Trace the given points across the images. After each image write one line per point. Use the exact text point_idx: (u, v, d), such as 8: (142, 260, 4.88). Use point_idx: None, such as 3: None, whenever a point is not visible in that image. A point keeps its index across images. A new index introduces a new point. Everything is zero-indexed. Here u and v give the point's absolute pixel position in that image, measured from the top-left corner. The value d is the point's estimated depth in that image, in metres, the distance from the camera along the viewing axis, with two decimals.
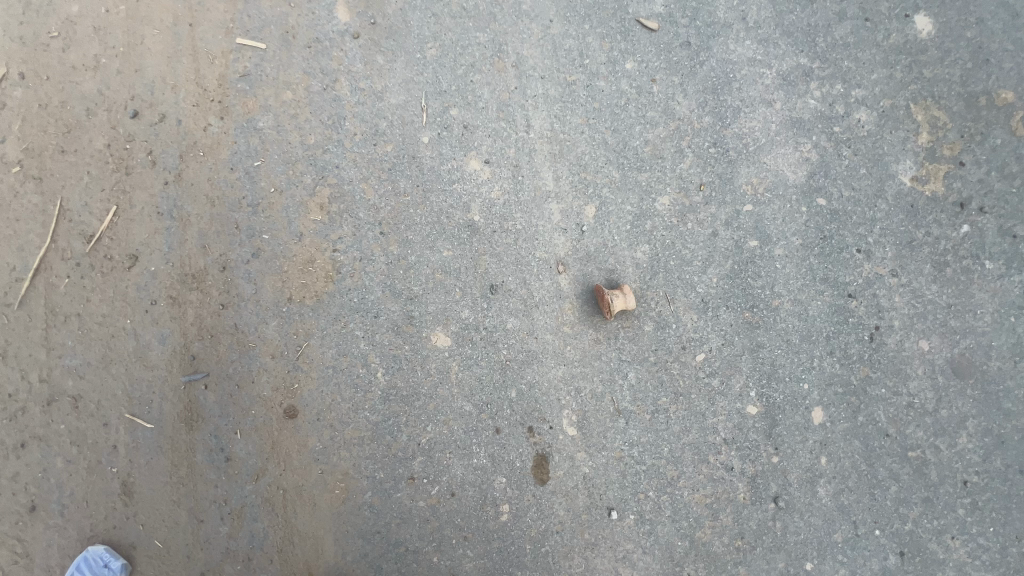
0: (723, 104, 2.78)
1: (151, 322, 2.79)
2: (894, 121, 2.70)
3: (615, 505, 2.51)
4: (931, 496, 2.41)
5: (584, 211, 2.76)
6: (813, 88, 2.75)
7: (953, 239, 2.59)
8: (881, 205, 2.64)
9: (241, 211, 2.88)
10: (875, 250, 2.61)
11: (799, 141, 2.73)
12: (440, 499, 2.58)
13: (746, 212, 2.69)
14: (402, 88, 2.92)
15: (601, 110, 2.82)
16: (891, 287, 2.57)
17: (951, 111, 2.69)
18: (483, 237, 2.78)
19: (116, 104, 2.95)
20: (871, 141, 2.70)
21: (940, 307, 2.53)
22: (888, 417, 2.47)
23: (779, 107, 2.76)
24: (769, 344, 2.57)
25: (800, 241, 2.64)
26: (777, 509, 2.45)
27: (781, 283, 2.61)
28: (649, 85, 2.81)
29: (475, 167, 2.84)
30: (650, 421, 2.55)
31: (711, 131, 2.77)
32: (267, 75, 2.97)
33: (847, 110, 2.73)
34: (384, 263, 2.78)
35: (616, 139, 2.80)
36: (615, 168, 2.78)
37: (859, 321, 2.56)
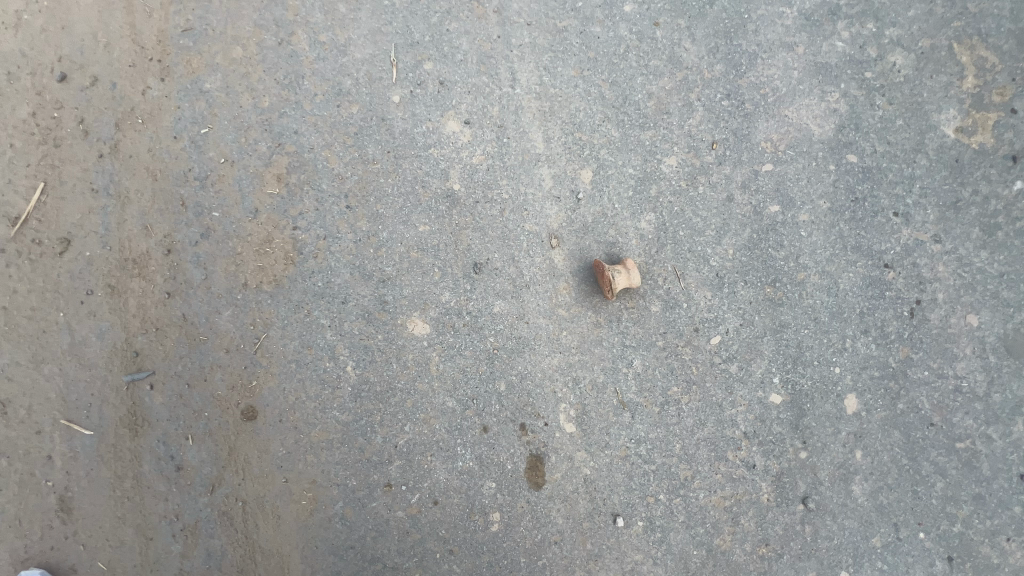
0: (737, 50, 2.41)
1: (87, 315, 2.44)
2: (934, 64, 2.34)
3: (621, 510, 2.20)
4: (982, 492, 2.10)
5: (580, 175, 2.40)
6: (841, 28, 2.39)
7: (1004, 198, 2.25)
8: (920, 161, 2.30)
9: (187, 185, 2.52)
10: (915, 212, 2.27)
11: (826, 90, 2.37)
12: (422, 508, 2.26)
13: (765, 173, 2.34)
14: (368, 40, 2.53)
15: (597, 60, 2.45)
16: (934, 254, 2.23)
17: (1000, 51, 2.33)
18: (465, 209, 2.42)
19: (40, 66, 2.56)
20: (908, 88, 2.34)
21: (991, 276, 2.20)
22: (932, 403, 2.15)
23: (801, 51, 2.39)
24: (795, 323, 2.24)
25: (829, 205, 2.30)
26: (806, 511, 2.14)
27: (808, 253, 2.28)
28: (651, 30, 2.44)
29: (454, 129, 2.48)
30: (659, 415, 2.23)
31: (724, 81, 2.41)
32: (212, 29, 2.57)
33: (879, 53, 2.37)
34: (352, 241, 2.44)
35: (615, 93, 2.43)
36: (615, 126, 2.42)
37: (897, 295, 2.22)
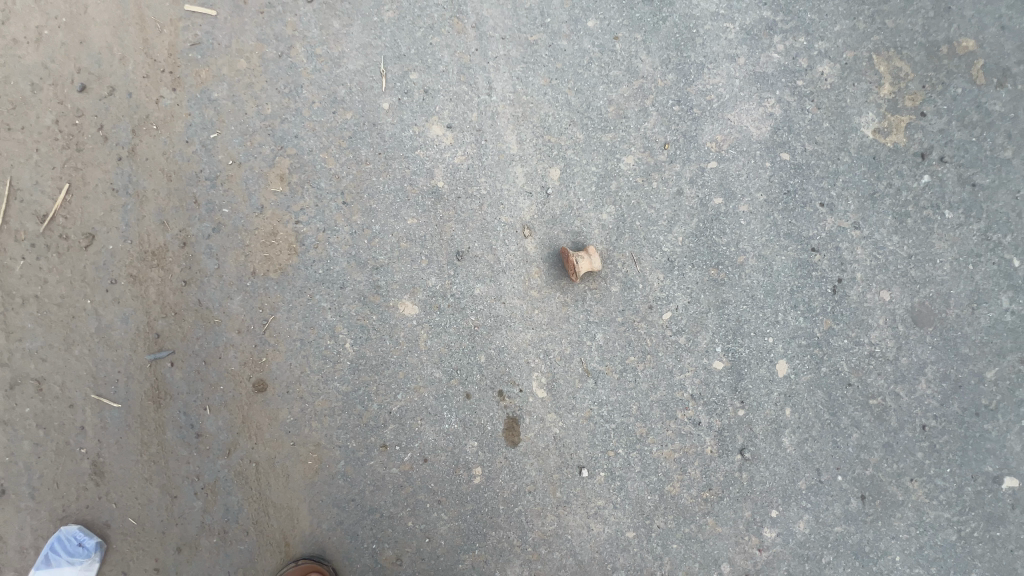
0: (686, 60, 2.74)
1: (112, 302, 2.73)
2: (856, 73, 2.68)
3: (585, 463, 2.55)
4: (891, 441, 2.47)
5: (549, 173, 2.73)
6: (776, 42, 2.72)
7: (913, 190, 2.60)
8: (843, 158, 2.64)
9: (199, 184, 2.82)
10: (838, 203, 2.62)
11: (763, 96, 2.71)
12: (413, 465, 2.59)
13: (710, 169, 2.68)
14: (360, 53, 2.83)
15: (563, 70, 2.77)
16: (853, 239, 2.59)
17: (912, 61, 2.67)
18: (448, 204, 2.75)
19: (62, 78, 2.83)
20: (834, 94, 2.68)
21: (901, 258, 2.56)
22: (851, 366, 2.51)
23: (742, 61, 2.72)
24: (735, 300, 2.58)
25: (764, 197, 2.64)
26: (743, 460, 2.50)
27: (746, 240, 2.62)
28: (612, 43, 2.76)
29: (438, 132, 2.79)
30: (618, 380, 2.57)
31: (675, 89, 2.74)
32: (218, 43, 2.86)
33: (810, 63, 2.71)
34: (349, 233, 2.75)
35: (580, 100, 2.76)
36: (580, 129, 2.75)
37: (822, 275, 2.58)
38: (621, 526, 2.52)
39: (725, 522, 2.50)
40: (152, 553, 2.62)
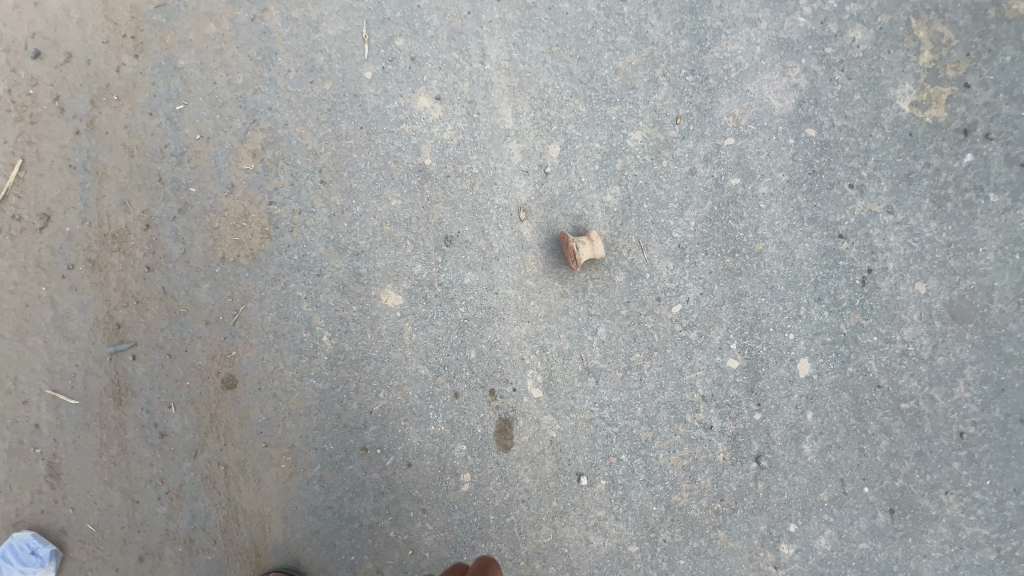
0: (701, 25, 2.46)
1: (69, 289, 2.50)
2: (892, 40, 2.40)
3: (584, 470, 2.32)
4: (924, 449, 2.22)
5: (547, 149, 2.47)
6: (803, 4, 2.43)
7: (954, 170, 2.33)
8: (876, 135, 2.37)
9: (165, 161, 2.57)
10: (869, 184, 2.35)
11: (787, 65, 2.43)
12: (396, 470, 2.37)
13: (726, 146, 2.41)
14: (340, 17, 2.56)
15: (565, 36, 2.49)
16: (886, 225, 2.32)
17: (955, 26, 2.38)
18: (436, 183, 2.49)
19: (15, 43, 2.58)
20: (867, 63, 2.40)
21: (939, 246, 2.29)
22: (880, 366, 2.26)
23: (765, 26, 2.44)
24: (752, 292, 2.33)
25: (787, 178, 2.38)
26: (759, 469, 2.27)
27: (766, 225, 2.36)
28: (619, 5, 2.48)
29: (425, 105, 2.53)
30: (622, 379, 2.33)
31: (689, 57, 2.46)
32: (185, 5, 2.59)
33: (840, 29, 2.42)
34: (327, 215, 2.50)
35: (582, 69, 2.48)
36: (582, 101, 2.48)
37: (850, 264, 2.32)
38: (623, 539, 2.30)
39: (738, 537, 2.27)
40: (113, 562, 2.42)
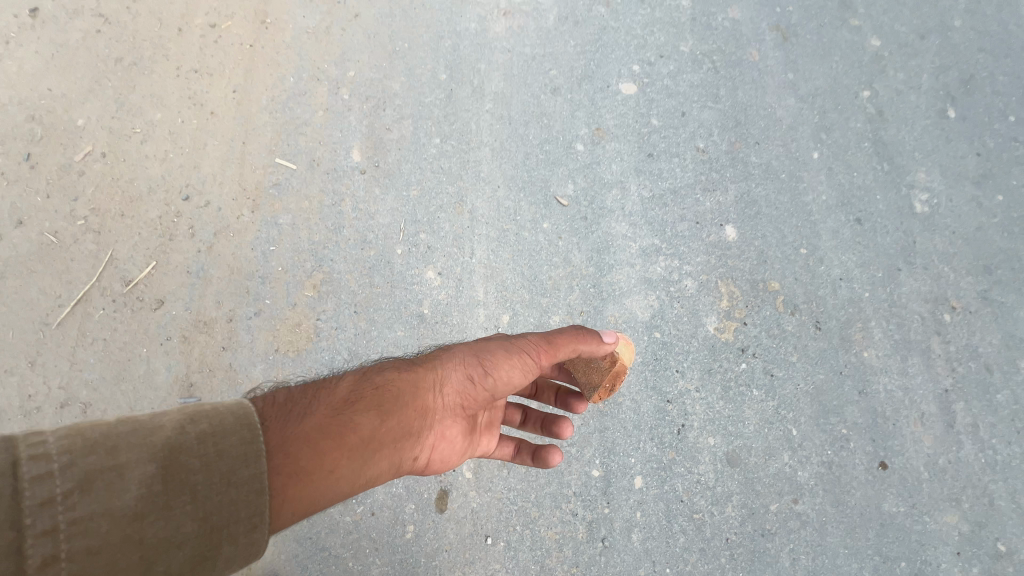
0: (603, 260, 4.19)
1: (163, 353, 3.88)
2: (707, 290, 4.16)
3: (492, 532, 3.62)
4: (704, 546, 3.65)
5: (501, 317, 4.05)
6: (660, 260, 4.22)
7: (736, 371, 3.95)
8: (694, 342, 4.01)
9: (253, 280, 4.00)
10: (687, 372, 3.92)
11: (648, 293, 4.13)
12: (363, 516, 3.65)
13: (608, 335, 4.00)
14: (389, 213, 4.21)
15: (523, 251, 4.18)
16: (695, 398, 3.86)
17: (741, 289, 4.19)
18: (429, 325, 3.98)
19: (172, 188, 4.14)
20: (692, 300, 4.13)
21: (723, 416, 3.84)
22: (682, 487, 3.70)
23: (638, 268, 4.19)
24: (612, 428, 3.77)
25: (641, 360, 3.96)
26: (603, 546, 3.63)
27: (626, 386, 3.85)
28: (557, 240, 4.21)
29: (431, 276, 4.08)
30: (524, 472, 3.66)
31: (593, 277, 4.16)
32: (293, 187, 4.22)
33: (679, 277, 4.18)
34: (354, 334, 3.94)
35: (530, 273, 4.13)
36: (527, 291, 4.08)
37: (671, 419, 3.81)
38: None
39: None
40: None
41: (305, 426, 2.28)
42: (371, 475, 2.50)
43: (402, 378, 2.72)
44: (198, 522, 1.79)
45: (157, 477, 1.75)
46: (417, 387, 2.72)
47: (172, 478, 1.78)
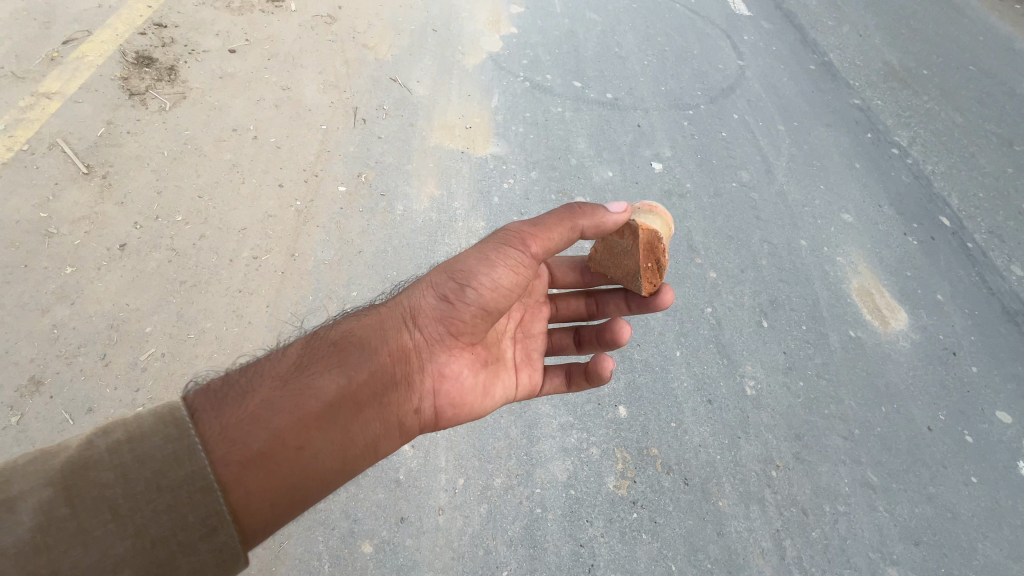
0: (532, 433, 5.89)
1: None
2: (606, 455, 5.85)
3: None
4: None
5: (458, 480, 5.52)
6: (573, 433, 5.95)
7: (629, 519, 5.48)
8: (598, 497, 5.57)
9: None
10: (594, 521, 5.43)
11: (564, 458, 5.78)
12: None
13: (536, 492, 5.53)
14: None
15: (474, 428, 5.84)
16: (600, 541, 5.33)
17: (630, 453, 5.90)
18: (403, 488, 5.40)
19: None
20: (596, 463, 5.78)
21: (621, 555, 5.28)
22: None
23: (557, 439, 5.89)
24: (541, 568, 5.12)
25: (561, 512, 5.45)
26: None
27: (549, 534, 5.31)
28: (499, 419, 5.93)
29: (406, 448, 5.62)
30: None
31: (525, 447, 5.79)
32: None
33: (586, 446, 5.88)
34: (346, 496, 5.28)
35: (479, 444, 5.74)
36: (477, 459, 5.65)
37: (584, 559, 5.22)
38: None
39: None
40: None
41: (249, 411, 3.58)
42: (312, 463, 3.63)
43: (374, 322, 4.41)
44: (132, 537, 2.93)
45: (125, 480, 3.01)
46: (381, 326, 4.36)
47: (119, 494, 2.98)
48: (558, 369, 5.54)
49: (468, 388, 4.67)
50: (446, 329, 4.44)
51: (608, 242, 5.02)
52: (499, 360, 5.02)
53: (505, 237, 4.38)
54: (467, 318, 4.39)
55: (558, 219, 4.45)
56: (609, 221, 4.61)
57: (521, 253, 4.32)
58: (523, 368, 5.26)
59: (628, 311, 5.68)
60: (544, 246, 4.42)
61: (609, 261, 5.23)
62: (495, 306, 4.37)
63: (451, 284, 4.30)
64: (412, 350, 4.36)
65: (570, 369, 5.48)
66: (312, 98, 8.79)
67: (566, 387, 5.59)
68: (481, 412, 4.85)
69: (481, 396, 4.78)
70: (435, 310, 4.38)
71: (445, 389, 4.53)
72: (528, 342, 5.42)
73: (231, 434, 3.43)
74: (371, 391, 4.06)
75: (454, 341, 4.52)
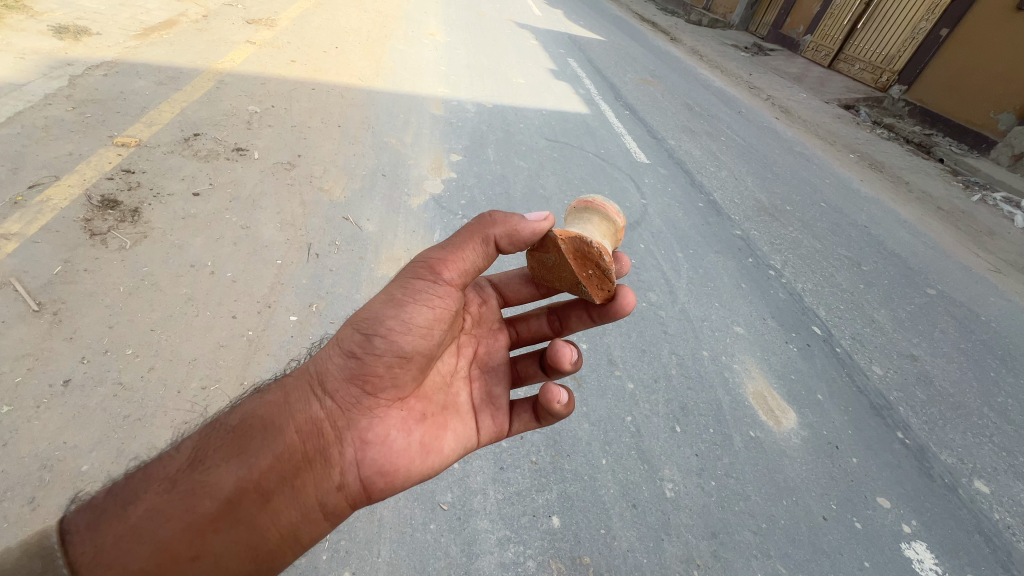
0: (470, 550, 6.19)
1: None
2: (542, 567, 6.20)
3: None
4: None
5: None
6: (509, 546, 6.32)
7: None
8: None
9: None
10: None
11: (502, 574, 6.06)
12: None
13: None
14: None
15: (414, 548, 6.08)
16: None
17: (564, 563, 6.28)
18: None
19: None
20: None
21: None
22: None
23: (495, 554, 6.21)
24: None
25: None
26: None
27: None
28: (438, 537, 6.23)
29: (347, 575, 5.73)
30: None
31: (464, 564, 6.06)
32: None
33: (523, 559, 6.22)
34: None
35: (419, 565, 5.96)
36: None
37: None
38: None
39: None
40: None
41: (136, 521, 3.88)
42: (215, 555, 3.93)
43: (278, 400, 4.57)
44: None
45: None
46: (286, 403, 4.53)
47: None
48: (525, 405, 5.80)
49: (395, 451, 4.77)
50: (361, 388, 4.61)
51: (540, 258, 5.18)
52: (448, 407, 5.30)
53: (414, 268, 4.69)
54: (380, 369, 4.57)
55: (463, 243, 4.77)
56: (522, 228, 4.82)
57: (431, 281, 4.65)
58: (483, 411, 5.61)
59: (591, 321, 6.05)
60: (454, 272, 4.79)
61: (551, 277, 5.36)
62: (407, 348, 4.58)
63: (357, 339, 4.51)
64: (321, 421, 4.51)
65: (542, 355, 6.14)
66: (269, 235, 9.75)
67: (536, 421, 5.82)
68: (429, 472, 5.00)
69: (421, 461, 4.94)
70: (340, 381, 4.58)
71: (377, 451, 4.70)
72: (485, 380, 5.71)
73: (108, 557, 3.74)
74: (277, 477, 4.24)
75: (373, 401, 4.68)
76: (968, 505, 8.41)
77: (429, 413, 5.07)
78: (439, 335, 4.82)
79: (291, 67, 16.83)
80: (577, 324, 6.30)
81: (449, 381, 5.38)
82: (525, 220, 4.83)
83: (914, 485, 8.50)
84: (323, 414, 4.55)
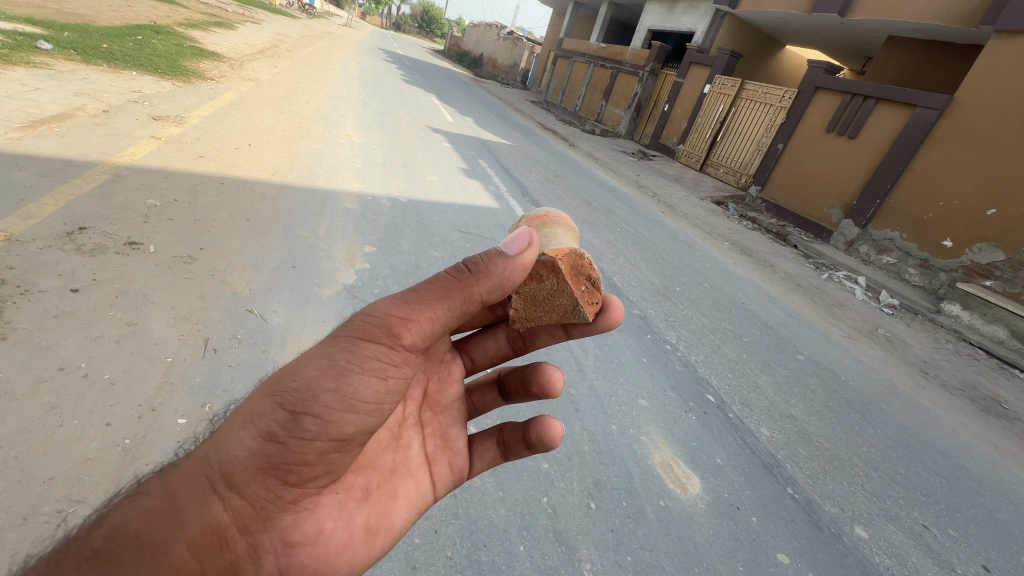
0: None
1: None
2: None
3: None
4: None
5: None
6: None
7: None
8: None
9: None
10: None
11: None
12: None
13: None
14: None
15: None
16: None
17: None
18: None
19: None
20: None
21: None
22: None
23: None
24: None
25: None
26: None
27: None
28: None
29: None
30: None
31: None
32: None
33: None
34: None
35: None
36: None
37: None
38: None
39: None
40: None
41: None
42: None
43: (164, 503, 3.86)
44: None
45: None
46: (177, 509, 3.83)
47: None
48: (492, 442, 6.10)
49: (333, 547, 4.51)
50: (284, 479, 4.05)
51: (529, 294, 5.42)
52: (398, 469, 5.23)
53: (367, 328, 4.20)
54: (310, 456, 4.05)
55: (428, 302, 4.42)
56: (503, 272, 4.70)
57: (388, 345, 4.20)
58: (440, 459, 5.70)
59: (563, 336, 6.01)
60: (416, 334, 4.34)
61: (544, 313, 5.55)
62: (344, 431, 4.11)
63: (280, 419, 3.88)
64: (226, 528, 3.91)
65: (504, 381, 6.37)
66: (160, 331, 9.11)
67: (502, 456, 6.21)
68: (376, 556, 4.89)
69: (367, 548, 4.83)
70: (251, 473, 3.93)
71: (309, 550, 4.38)
72: (438, 426, 5.73)
73: None
74: None
75: (294, 499, 4.19)
76: (853, 552, 9.17)
77: (373, 488, 4.90)
78: (388, 407, 4.39)
79: (199, 162, 16.73)
80: (544, 339, 6.17)
81: (397, 436, 5.28)
82: (501, 259, 4.66)
83: (806, 538, 9.17)
84: (229, 516, 3.93)
